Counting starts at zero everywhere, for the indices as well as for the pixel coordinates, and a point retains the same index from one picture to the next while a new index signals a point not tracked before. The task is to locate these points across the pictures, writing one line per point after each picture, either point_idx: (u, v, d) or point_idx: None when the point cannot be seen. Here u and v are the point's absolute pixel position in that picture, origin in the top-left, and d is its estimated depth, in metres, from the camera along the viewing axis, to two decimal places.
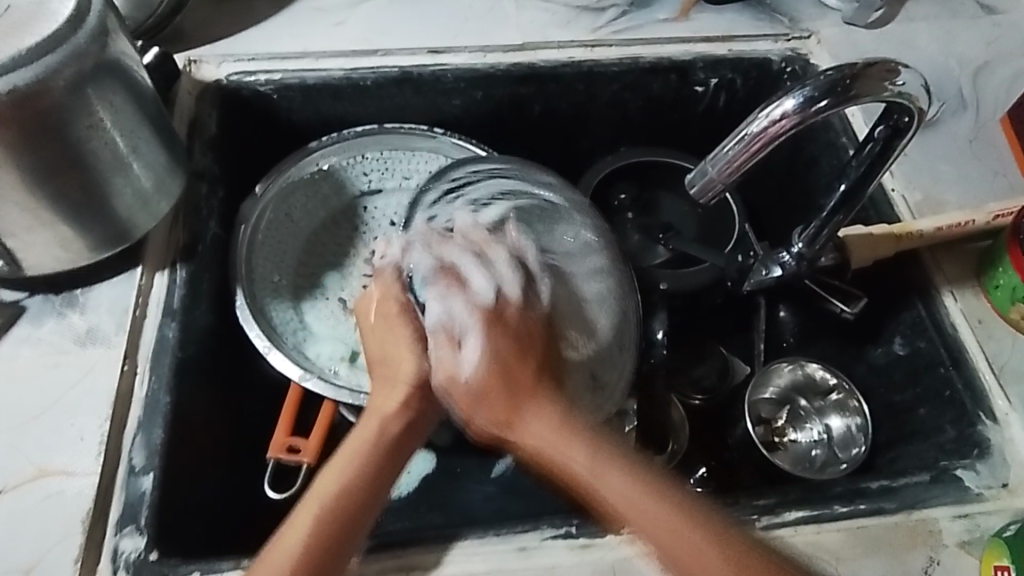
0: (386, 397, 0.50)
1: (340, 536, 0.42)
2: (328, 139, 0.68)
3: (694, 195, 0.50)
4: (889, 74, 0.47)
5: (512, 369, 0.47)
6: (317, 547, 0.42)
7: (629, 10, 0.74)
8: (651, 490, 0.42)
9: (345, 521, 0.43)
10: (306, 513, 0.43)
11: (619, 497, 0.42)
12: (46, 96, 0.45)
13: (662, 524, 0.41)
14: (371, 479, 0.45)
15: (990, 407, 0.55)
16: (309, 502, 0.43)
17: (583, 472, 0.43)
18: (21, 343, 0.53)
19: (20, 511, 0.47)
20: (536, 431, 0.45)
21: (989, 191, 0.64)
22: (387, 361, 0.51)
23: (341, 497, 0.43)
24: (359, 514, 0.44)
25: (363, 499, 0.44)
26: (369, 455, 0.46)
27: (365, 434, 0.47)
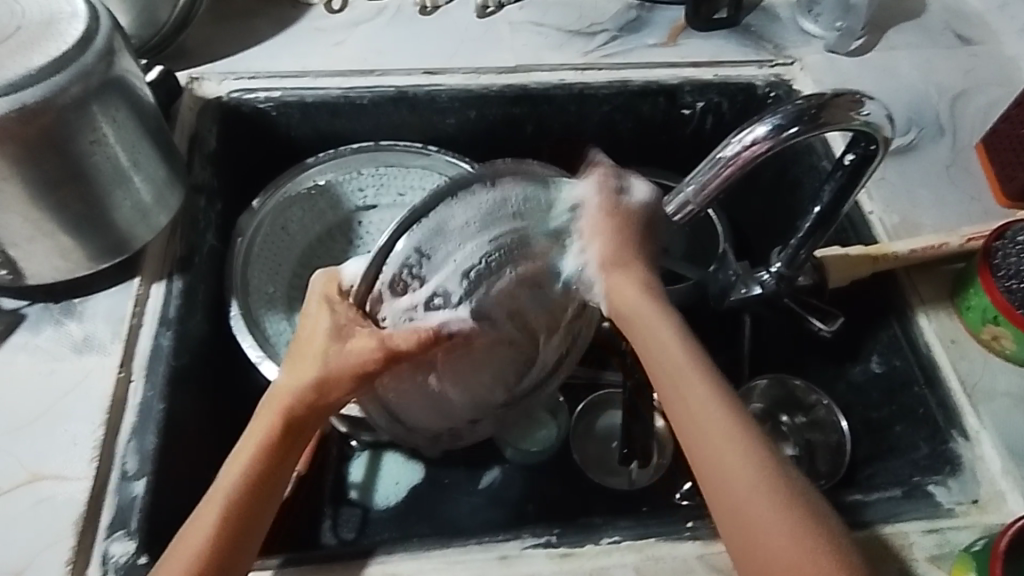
0: (294, 372, 0.48)
1: (237, 528, 0.45)
2: (324, 155, 0.70)
3: (671, 215, 0.52)
4: (855, 105, 0.49)
5: (636, 303, 0.50)
6: (213, 536, 0.44)
7: (619, 35, 0.77)
8: (735, 432, 0.45)
9: (237, 507, 0.45)
10: (208, 508, 0.45)
11: (704, 434, 0.46)
12: (52, 113, 0.47)
13: (741, 483, 0.44)
14: (268, 459, 0.47)
15: (962, 424, 0.56)
16: (208, 501, 0.45)
17: (685, 413, 0.47)
18: (19, 350, 0.55)
19: (13, 514, 0.48)
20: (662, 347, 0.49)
21: (964, 216, 0.66)
22: (296, 351, 0.49)
23: (243, 488, 0.45)
24: (254, 504, 0.46)
25: (257, 487, 0.46)
26: (271, 446, 0.47)
27: (262, 431, 0.47)
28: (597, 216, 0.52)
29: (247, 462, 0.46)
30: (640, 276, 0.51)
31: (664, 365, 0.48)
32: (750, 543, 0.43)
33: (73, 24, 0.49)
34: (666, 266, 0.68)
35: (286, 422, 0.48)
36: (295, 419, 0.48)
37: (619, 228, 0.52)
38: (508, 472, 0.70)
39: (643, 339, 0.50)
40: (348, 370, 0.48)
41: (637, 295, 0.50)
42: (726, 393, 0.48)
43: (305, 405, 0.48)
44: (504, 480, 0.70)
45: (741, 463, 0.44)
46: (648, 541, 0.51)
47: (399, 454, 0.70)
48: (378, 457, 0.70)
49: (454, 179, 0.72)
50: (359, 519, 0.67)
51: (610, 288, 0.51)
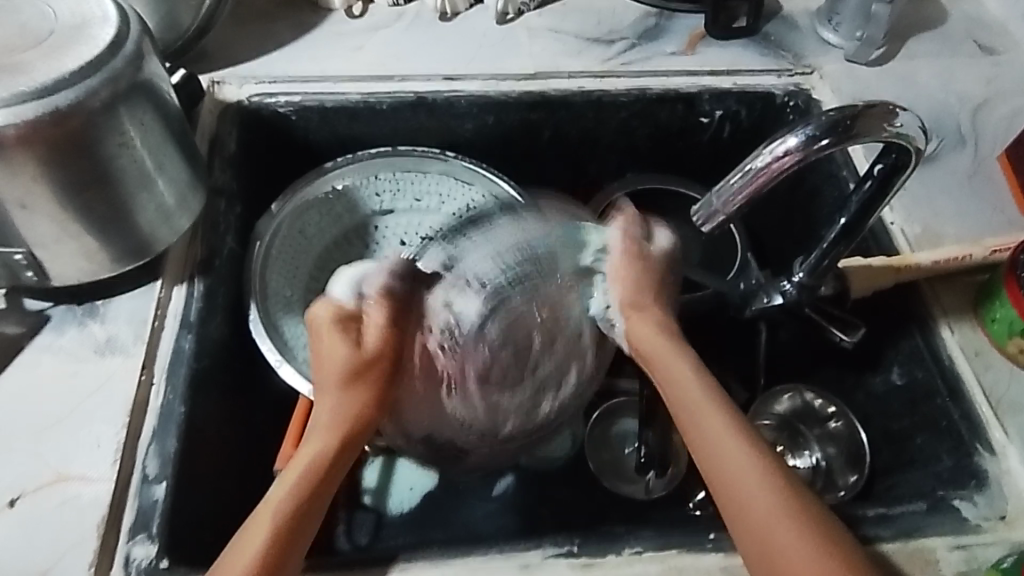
0: (324, 394, 0.50)
1: (293, 540, 0.44)
2: (342, 160, 0.70)
3: (698, 225, 0.52)
4: (888, 116, 0.49)
5: (653, 341, 0.53)
6: (269, 547, 0.43)
7: (638, 42, 0.77)
8: (747, 451, 0.46)
9: (292, 519, 0.44)
10: (258, 522, 0.44)
11: (720, 466, 0.46)
12: (81, 117, 0.47)
13: (760, 508, 0.44)
14: (316, 467, 0.47)
15: (987, 438, 0.56)
16: (265, 512, 0.45)
17: (709, 441, 0.47)
18: (42, 351, 0.55)
19: (37, 515, 0.48)
20: (693, 386, 0.50)
21: (987, 226, 0.66)
22: (318, 362, 0.51)
23: (290, 499, 0.45)
24: (309, 515, 0.46)
25: (310, 497, 0.46)
26: (319, 464, 0.47)
27: (311, 451, 0.48)
28: (625, 258, 0.57)
29: (308, 474, 0.47)
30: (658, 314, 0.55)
31: (690, 397, 0.50)
32: (769, 561, 0.43)
33: (104, 27, 0.50)
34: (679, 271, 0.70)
35: (330, 441, 0.48)
36: (339, 436, 0.49)
37: (642, 280, 0.56)
38: (523, 479, 0.70)
39: (670, 382, 0.51)
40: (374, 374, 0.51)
41: (658, 328, 0.54)
42: (739, 420, 0.48)
43: (348, 422, 0.50)
44: (519, 487, 0.70)
45: (762, 488, 0.44)
46: (670, 552, 0.50)
47: (412, 460, 0.70)
48: (392, 463, 0.69)
49: (470, 185, 0.72)
50: (374, 524, 0.66)
51: (636, 336, 0.54)
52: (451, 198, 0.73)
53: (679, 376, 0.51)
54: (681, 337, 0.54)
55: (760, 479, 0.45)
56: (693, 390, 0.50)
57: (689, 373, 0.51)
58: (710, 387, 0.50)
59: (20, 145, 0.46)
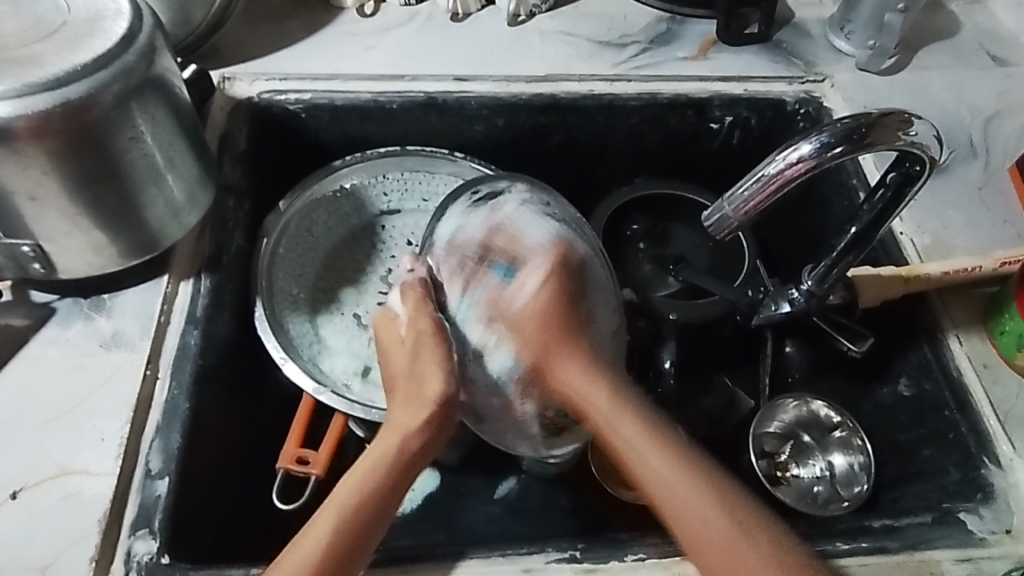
0: (408, 416, 0.49)
1: (345, 554, 0.43)
2: (352, 158, 0.71)
3: (710, 231, 0.52)
4: (904, 125, 0.48)
5: (578, 377, 0.50)
6: (319, 567, 0.42)
7: (650, 47, 0.76)
8: (689, 472, 0.45)
9: (348, 546, 0.43)
10: (307, 540, 0.43)
11: (664, 486, 0.45)
12: (93, 110, 0.47)
13: (714, 527, 0.43)
14: (381, 500, 0.45)
15: (995, 451, 0.55)
16: (332, 507, 0.44)
17: (621, 443, 0.47)
18: (48, 344, 0.55)
19: (38, 509, 0.48)
20: (593, 386, 0.49)
21: (997, 238, 0.65)
22: (410, 363, 0.51)
23: (351, 516, 0.44)
24: (371, 525, 0.44)
25: (372, 518, 0.45)
26: (391, 476, 0.46)
27: (388, 453, 0.47)
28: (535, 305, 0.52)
29: (385, 479, 0.46)
30: (570, 317, 0.51)
31: (618, 433, 0.47)
32: None
33: (117, 21, 0.50)
34: (686, 277, 0.72)
35: (410, 448, 0.48)
36: (414, 451, 0.48)
37: (550, 319, 0.51)
38: (524, 482, 0.70)
39: (592, 403, 0.49)
40: (445, 406, 0.50)
41: (582, 368, 0.50)
42: (689, 454, 0.46)
43: (423, 432, 0.49)
44: (520, 490, 0.69)
45: (704, 505, 0.44)
46: (674, 560, 0.50)
47: None
48: None
49: None
50: None
51: (562, 380, 0.50)
52: None
53: (607, 402, 0.48)
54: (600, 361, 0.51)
55: (699, 487, 0.45)
56: (597, 392, 0.49)
57: (605, 394, 0.49)
58: (620, 395, 0.49)
59: (30, 137, 0.46)
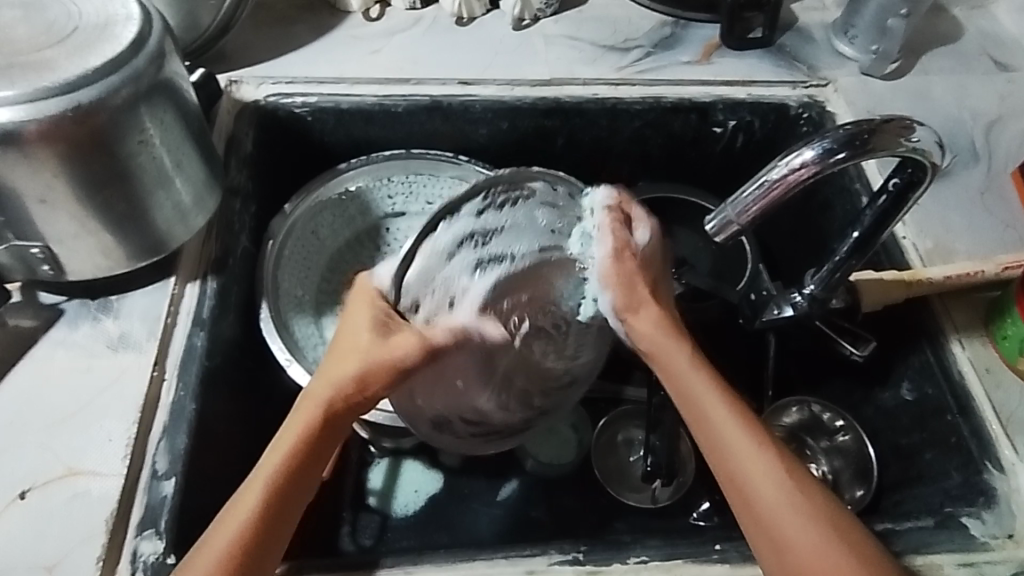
0: (342, 363, 0.46)
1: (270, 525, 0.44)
2: (357, 161, 0.71)
3: (712, 235, 0.52)
4: (905, 131, 0.49)
5: (659, 331, 0.50)
6: (242, 540, 0.43)
7: (653, 51, 0.77)
8: (795, 491, 0.46)
9: (268, 522, 0.44)
10: (234, 515, 0.44)
11: (753, 494, 0.46)
12: (103, 114, 0.48)
13: (800, 528, 0.44)
14: (300, 474, 0.45)
15: (997, 455, 0.55)
16: (256, 483, 0.45)
17: (703, 419, 0.49)
18: (56, 345, 0.55)
19: (47, 508, 0.49)
20: (674, 345, 0.50)
21: (1000, 243, 0.66)
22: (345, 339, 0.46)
23: (270, 495, 0.44)
24: (293, 499, 0.45)
25: (293, 495, 0.45)
26: (310, 447, 0.46)
27: (307, 422, 0.46)
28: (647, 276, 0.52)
29: (301, 449, 0.45)
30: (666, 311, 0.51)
31: (687, 386, 0.49)
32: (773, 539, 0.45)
33: (127, 26, 0.50)
34: (689, 281, 0.71)
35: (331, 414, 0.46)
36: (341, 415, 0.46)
37: (632, 282, 0.50)
38: (527, 484, 0.70)
39: (658, 364, 0.50)
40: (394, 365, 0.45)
41: (659, 319, 0.50)
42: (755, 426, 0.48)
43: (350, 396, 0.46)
44: (523, 492, 0.70)
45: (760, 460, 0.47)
46: (676, 562, 0.50)
47: (418, 464, 0.70)
48: (399, 464, 0.70)
49: None
50: (377, 527, 0.66)
51: (639, 332, 0.50)
52: None
53: (683, 369, 0.50)
54: (678, 323, 0.51)
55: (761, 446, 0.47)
56: (678, 349, 0.50)
57: (666, 335, 0.50)
58: (696, 354, 0.50)
59: (41, 141, 0.46)
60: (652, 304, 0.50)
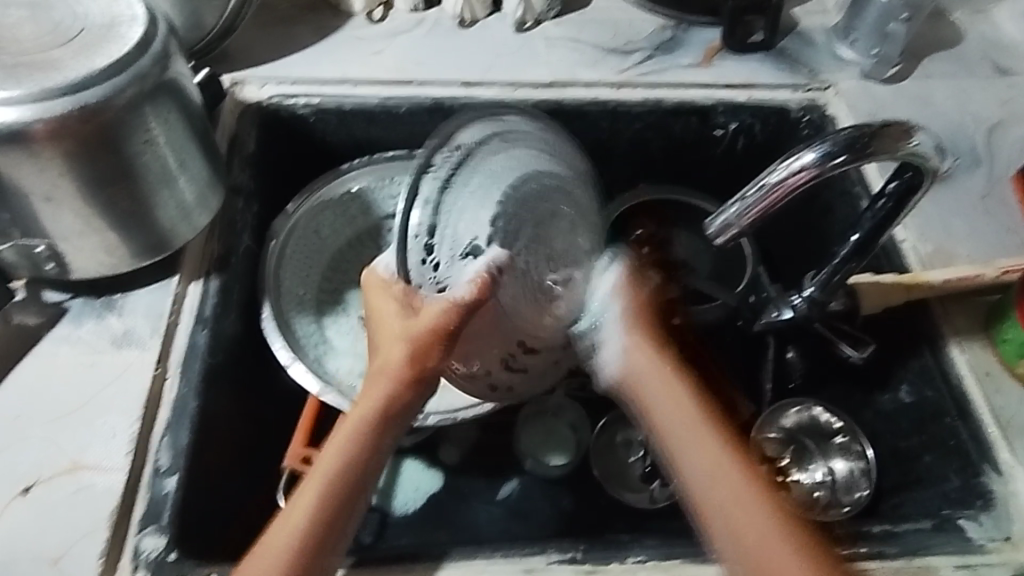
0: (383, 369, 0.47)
1: (340, 509, 0.44)
2: (359, 161, 0.71)
3: (713, 238, 0.53)
4: (905, 135, 0.49)
5: (645, 373, 0.52)
6: (314, 524, 0.43)
7: (655, 54, 0.77)
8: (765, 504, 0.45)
9: (337, 507, 0.43)
10: (302, 500, 0.43)
11: (720, 501, 0.45)
12: (109, 113, 0.48)
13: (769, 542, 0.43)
14: (364, 458, 0.45)
15: (995, 459, 0.55)
16: (315, 472, 0.44)
17: (676, 453, 0.48)
18: (60, 342, 0.56)
19: (50, 503, 0.49)
20: (654, 386, 0.51)
21: (1000, 247, 0.66)
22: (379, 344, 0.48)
23: (338, 479, 0.44)
24: (359, 487, 0.45)
25: (358, 482, 0.45)
26: (365, 436, 0.46)
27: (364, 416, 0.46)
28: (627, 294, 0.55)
29: (372, 420, 0.46)
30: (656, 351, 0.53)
31: (662, 419, 0.49)
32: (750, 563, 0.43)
33: (132, 26, 0.51)
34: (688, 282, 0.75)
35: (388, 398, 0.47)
36: (406, 398, 0.47)
37: (643, 326, 0.54)
38: (526, 484, 0.71)
39: (646, 399, 0.51)
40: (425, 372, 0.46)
41: (649, 359, 0.52)
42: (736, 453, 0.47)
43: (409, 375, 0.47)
44: (522, 492, 0.70)
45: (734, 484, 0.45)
46: (675, 562, 0.50)
47: (418, 461, 0.71)
48: (399, 463, 0.70)
49: None
50: (378, 522, 0.66)
51: (630, 372, 0.52)
52: None
53: (665, 404, 0.50)
54: (665, 360, 0.52)
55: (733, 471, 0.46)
56: (659, 389, 0.51)
57: (653, 373, 0.51)
58: (677, 385, 0.51)
59: (47, 139, 0.47)
60: (635, 346, 0.53)
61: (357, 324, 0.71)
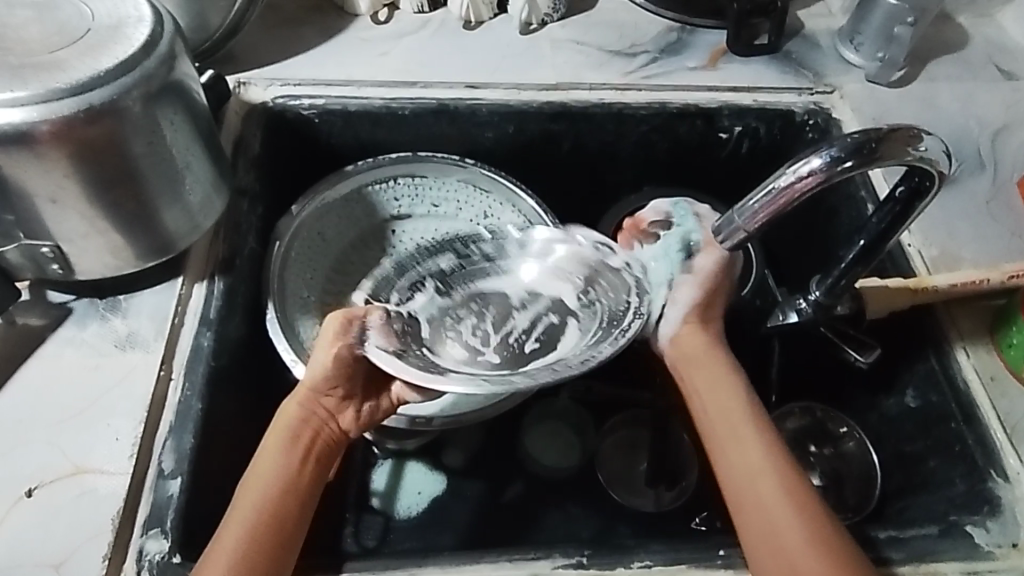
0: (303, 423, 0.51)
1: (273, 551, 0.46)
2: (364, 163, 0.71)
3: (720, 243, 0.52)
4: (913, 140, 0.49)
5: (694, 355, 0.55)
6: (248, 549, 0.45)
7: (660, 57, 0.77)
8: (799, 516, 0.47)
9: (274, 532, 0.46)
10: (236, 524, 0.46)
11: (760, 504, 0.48)
12: (115, 114, 0.48)
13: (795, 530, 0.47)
14: (293, 493, 0.48)
15: (1002, 464, 0.55)
16: (240, 510, 0.47)
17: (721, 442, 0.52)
18: (63, 344, 0.56)
19: (54, 506, 0.49)
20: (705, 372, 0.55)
21: (1005, 251, 0.66)
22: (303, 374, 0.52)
23: (275, 507, 0.47)
24: (291, 521, 0.47)
25: (294, 510, 0.48)
26: (280, 467, 0.49)
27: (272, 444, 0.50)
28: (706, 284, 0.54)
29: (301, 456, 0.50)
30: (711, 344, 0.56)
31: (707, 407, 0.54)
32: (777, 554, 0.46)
33: (138, 27, 0.51)
34: None
35: (293, 431, 0.50)
36: (309, 438, 0.51)
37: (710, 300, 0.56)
38: (530, 487, 0.71)
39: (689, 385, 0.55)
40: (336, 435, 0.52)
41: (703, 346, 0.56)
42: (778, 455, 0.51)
43: (318, 415, 0.51)
44: (525, 495, 0.70)
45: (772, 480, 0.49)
46: (680, 567, 0.50)
47: (421, 463, 0.70)
48: (402, 466, 0.70)
49: (489, 193, 0.73)
50: (380, 527, 0.66)
51: (679, 348, 0.56)
52: (468, 205, 0.75)
53: (714, 393, 0.54)
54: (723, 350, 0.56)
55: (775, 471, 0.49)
56: (708, 375, 0.55)
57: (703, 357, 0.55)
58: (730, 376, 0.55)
59: (53, 141, 0.47)
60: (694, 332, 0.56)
61: None
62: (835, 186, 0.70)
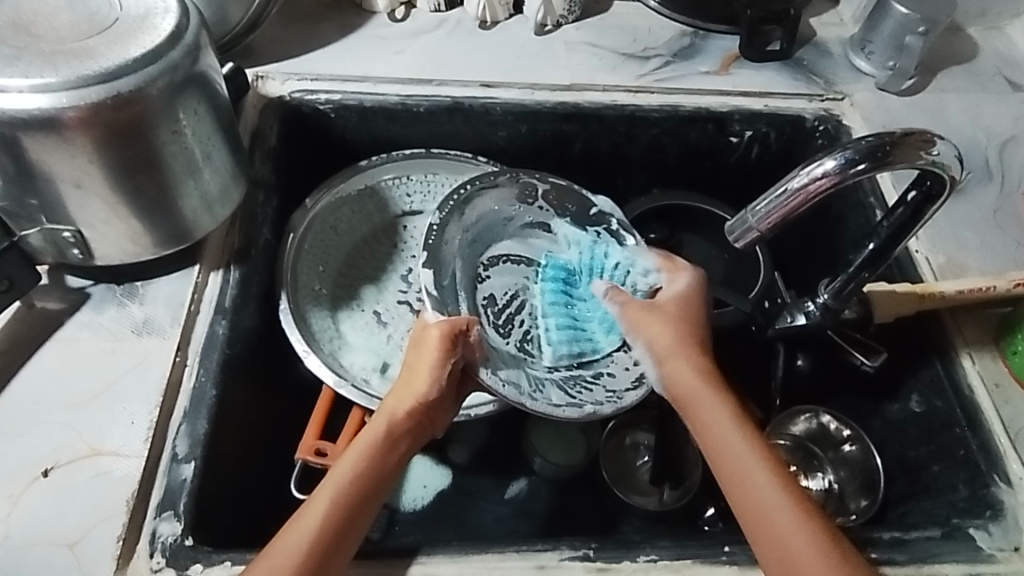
0: (397, 399, 0.53)
1: (347, 519, 0.46)
2: (378, 158, 0.74)
3: (733, 242, 0.53)
4: (926, 144, 0.49)
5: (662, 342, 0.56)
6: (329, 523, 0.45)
7: (673, 61, 0.78)
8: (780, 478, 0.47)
9: (349, 508, 0.46)
10: (318, 503, 0.46)
11: (737, 471, 0.48)
12: (140, 102, 0.49)
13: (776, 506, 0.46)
14: (376, 473, 0.49)
15: (1004, 470, 0.56)
16: (328, 484, 0.47)
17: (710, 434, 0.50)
18: (81, 328, 0.56)
19: (70, 486, 0.50)
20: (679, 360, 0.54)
21: (1012, 260, 0.66)
22: (408, 374, 0.54)
23: (354, 484, 0.47)
24: (366, 502, 0.47)
25: (372, 489, 0.48)
26: (374, 454, 0.49)
27: (376, 431, 0.51)
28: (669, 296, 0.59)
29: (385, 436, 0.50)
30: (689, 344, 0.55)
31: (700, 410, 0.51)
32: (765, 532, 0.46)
33: (165, 18, 0.51)
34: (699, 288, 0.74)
35: (396, 428, 0.51)
36: (406, 430, 0.52)
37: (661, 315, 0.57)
38: (534, 483, 0.71)
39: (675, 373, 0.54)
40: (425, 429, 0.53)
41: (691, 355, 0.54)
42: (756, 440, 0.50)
43: (421, 415, 0.53)
44: (530, 492, 0.71)
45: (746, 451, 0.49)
46: (685, 563, 0.51)
47: (427, 457, 0.71)
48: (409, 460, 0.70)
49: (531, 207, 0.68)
50: (386, 519, 0.66)
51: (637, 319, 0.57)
52: None
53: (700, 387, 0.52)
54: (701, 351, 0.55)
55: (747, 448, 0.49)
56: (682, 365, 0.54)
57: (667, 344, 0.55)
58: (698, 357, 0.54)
59: (79, 126, 0.47)
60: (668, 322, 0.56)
61: (374, 318, 0.71)
62: (842, 194, 0.71)
